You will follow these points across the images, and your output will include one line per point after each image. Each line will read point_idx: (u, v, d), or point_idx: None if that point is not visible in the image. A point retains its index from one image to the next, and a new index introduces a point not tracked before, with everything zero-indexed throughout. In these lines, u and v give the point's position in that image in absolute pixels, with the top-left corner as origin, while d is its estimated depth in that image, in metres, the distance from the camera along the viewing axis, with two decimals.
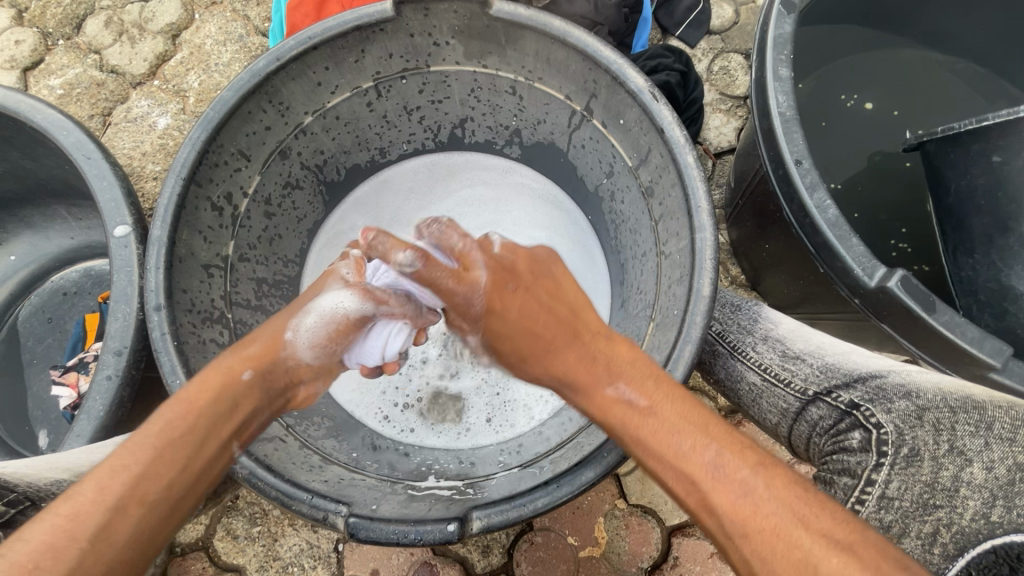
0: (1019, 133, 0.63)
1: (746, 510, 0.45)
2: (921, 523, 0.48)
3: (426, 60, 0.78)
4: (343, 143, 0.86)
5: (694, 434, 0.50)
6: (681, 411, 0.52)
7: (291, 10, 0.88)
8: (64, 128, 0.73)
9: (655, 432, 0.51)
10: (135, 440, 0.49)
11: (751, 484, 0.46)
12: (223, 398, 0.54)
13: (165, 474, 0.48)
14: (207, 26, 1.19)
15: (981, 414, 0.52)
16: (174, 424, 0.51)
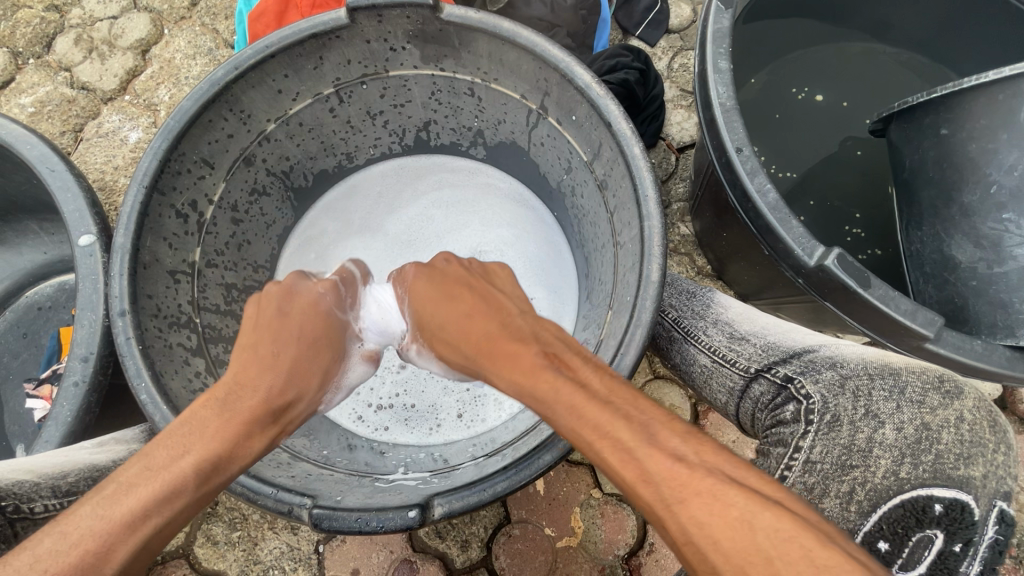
0: (964, 106, 0.65)
1: (689, 479, 0.40)
2: (839, 483, 0.51)
3: (384, 65, 0.80)
4: (309, 149, 0.88)
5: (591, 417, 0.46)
6: (608, 388, 0.49)
7: (253, 21, 0.89)
8: (28, 142, 0.75)
9: (583, 409, 0.47)
10: (157, 456, 0.48)
11: (686, 454, 0.42)
12: (247, 391, 0.56)
13: (181, 467, 0.47)
14: (176, 40, 1.21)
15: (896, 380, 0.55)
16: (196, 428, 0.51)
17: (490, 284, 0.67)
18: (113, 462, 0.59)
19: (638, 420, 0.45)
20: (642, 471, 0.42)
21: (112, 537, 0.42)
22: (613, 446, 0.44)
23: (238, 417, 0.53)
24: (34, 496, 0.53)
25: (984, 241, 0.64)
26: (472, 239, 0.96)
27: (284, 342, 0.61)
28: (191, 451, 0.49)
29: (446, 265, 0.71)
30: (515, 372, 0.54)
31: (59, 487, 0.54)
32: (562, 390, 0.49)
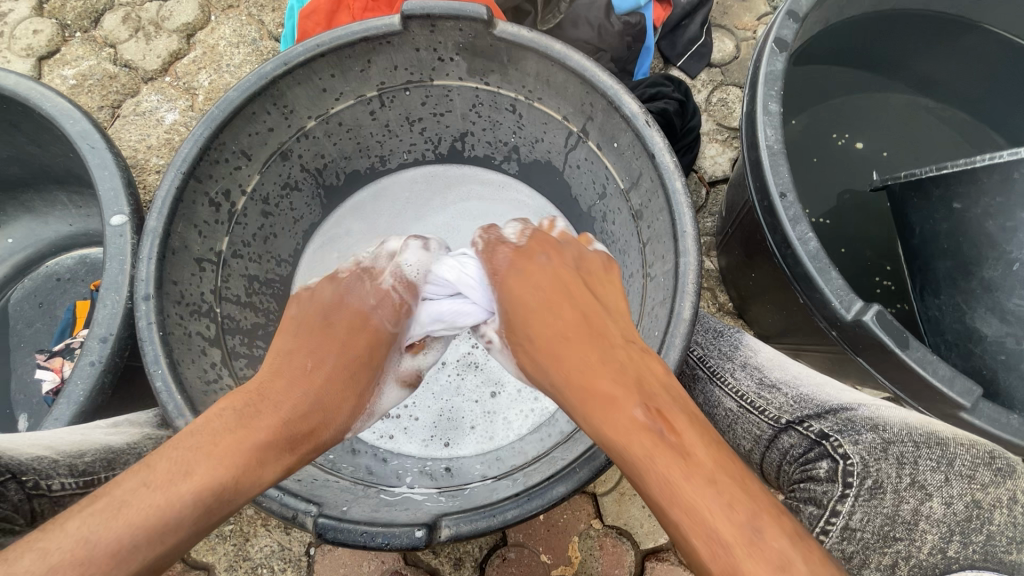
0: (978, 183, 0.64)
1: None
2: (880, 555, 0.50)
3: (430, 74, 0.80)
4: (345, 148, 0.88)
5: (670, 471, 0.47)
6: (715, 457, 0.48)
7: (303, 18, 0.88)
8: (71, 116, 0.74)
9: (667, 461, 0.48)
10: (174, 465, 0.48)
11: (791, 558, 0.42)
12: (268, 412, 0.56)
13: (176, 493, 0.46)
14: (222, 28, 1.22)
15: (944, 450, 0.54)
16: (206, 444, 0.51)
17: (585, 289, 0.70)
18: (127, 446, 0.60)
19: (721, 486, 0.46)
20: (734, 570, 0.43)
21: (98, 567, 0.42)
22: (706, 535, 0.44)
23: (270, 443, 0.54)
24: (52, 474, 0.52)
25: (1009, 316, 0.63)
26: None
27: (322, 352, 0.66)
28: (198, 494, 0.47)
29: (544, 263, 0.73)
30: (584, 402, 0.57)
31: (76, 467, 0.54)
32: (648, 437, 0.50)
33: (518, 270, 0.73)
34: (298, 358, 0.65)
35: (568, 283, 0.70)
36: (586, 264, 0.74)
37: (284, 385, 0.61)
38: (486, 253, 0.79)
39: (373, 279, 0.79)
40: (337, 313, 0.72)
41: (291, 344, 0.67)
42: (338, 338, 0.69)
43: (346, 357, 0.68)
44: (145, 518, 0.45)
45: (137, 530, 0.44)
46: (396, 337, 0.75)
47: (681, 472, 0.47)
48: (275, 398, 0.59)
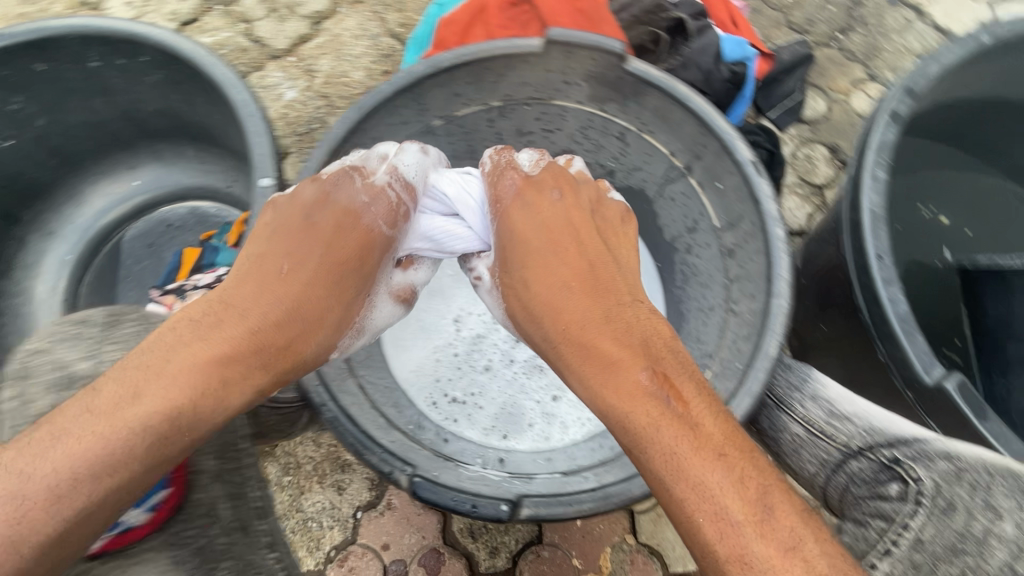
0: None
1: (789, 559, 0.46)
2: (949, 565, 0.51)
3: (552, 94, 0.87)
4: (457, 149, 0.95)
5: (644, 411, 0.55)
6: (726, 431, 0.54)
7: (441, 26, 0.94)
8: (235, 86, 0.83)
9: (647, 405, 0.56)
10: (118, 392, 0.50)
11: (802, 538, 0.47)
12: (229, 328, 0.60)
13: (129, 415, 0.48)
14: (348, 20, 1.32)
15: (1018, 480, 0.55)
16: (154, 373, 0.52)
17: (579, 244, 0.77)
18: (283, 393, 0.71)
19: (705, 437, 0.52)
20: (745, 550, 0.46)
21: (52, 496, 0.44)
22: (711, 510, 0.49)
23: (230, 360, 0.57)
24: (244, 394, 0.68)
25: None
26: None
27: (293, 261, 0.69)
28: (150, 417, 0.49)
29: (559, 199, 0.80)
30: (586, 361, 0.63)
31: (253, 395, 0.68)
32: (632, 380, 0.58)
33: (524, 220, 0.78)
34: (271, 261, 0.69)
35: (583, 226, 0.78)
36: (600, 213, 0.82)
37: (250, 299, 0.64)
38: (491, 181, 0.84)
39: (361, 174, 0.77)
40: (326, 211, 0.74)
41: (262, 248, 0.70)
42: (321, 246, 0.72)
43: (331, 260, 0.72)
44: (94, 450, 0.46)
45: (85, 457, 0.46)
46: (390, 239, 0.78)
47: (652, 404, 0.56)
48: (239, 313, 0.62)
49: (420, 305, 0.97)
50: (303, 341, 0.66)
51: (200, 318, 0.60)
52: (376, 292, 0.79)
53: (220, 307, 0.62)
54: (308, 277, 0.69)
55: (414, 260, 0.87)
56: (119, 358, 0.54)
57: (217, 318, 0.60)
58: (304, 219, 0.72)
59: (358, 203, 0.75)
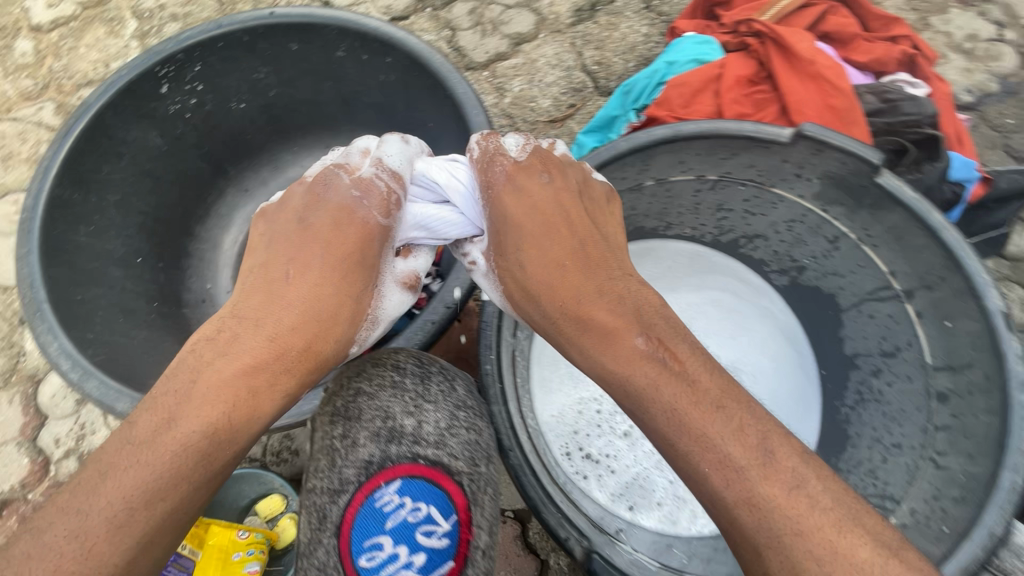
0: None
1: (801, 502, 0.49)
2: None
3: (775, 181, 0.84)
4: (652, 209, 0.94)
5: (688, 423, 0.53)
6: (721, 386, 0.55)
7: (670, 86, 0.93)
8: (475, 108, 0.84)
9: (701, 416, 0.53)
10: (137, 428, 0.54)
11: (804, 477, 0.50)
12: (239, 339, 0.59)
13: (172, 442, 0.52)
14: (546, 47, 1.35)
15: None
16: (183, 400, 0.55)
17: (585, 243, 0.67)
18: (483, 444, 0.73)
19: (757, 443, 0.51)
20: (753, 492, 0.50)
21: (106, 537, 0.49)
22: (719, 461, 0.51)
23: (254, 369, 0.58)
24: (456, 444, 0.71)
25: None
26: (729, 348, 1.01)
27: (302, 259, 0.66)
28: (190, 441, 0.53)
29: (548, 182, 0.71)
30: (590, 341, 0.60)
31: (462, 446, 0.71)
32: (668, 384, 0.55)
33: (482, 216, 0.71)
34: (274, 268, 0.66)
35: (562, 222, 0.68)
36: (596, 201, 0.72)
37: (263, 306, 0.62)
38: (480, 172, 0.74)
39: (346, 171, 0.73)
40: (323, 211, 0.69)
41: (274, 253, 0.67)
42: (322, 245, 0.67)
43: (335, 257, 0.66)
44: (146, 476, 0.51)
45: (141, 485, 0.51)
46: (388, 227, 0.72)
47: (706, 417, 0.53)
48: (255, 321, 0.61)
49: None
50: (331, 331, 0.64)
51: (215, 330, 0.60)
52: (383, 279, 0.72)
53: (231, 315, 0.62)
54: (286, 259, 0.66)
55: (414, 246, 0.78)
56: (161, 393, 0.55)
57: (218, 326, 0.61)
58: (300, 224, 0.68)
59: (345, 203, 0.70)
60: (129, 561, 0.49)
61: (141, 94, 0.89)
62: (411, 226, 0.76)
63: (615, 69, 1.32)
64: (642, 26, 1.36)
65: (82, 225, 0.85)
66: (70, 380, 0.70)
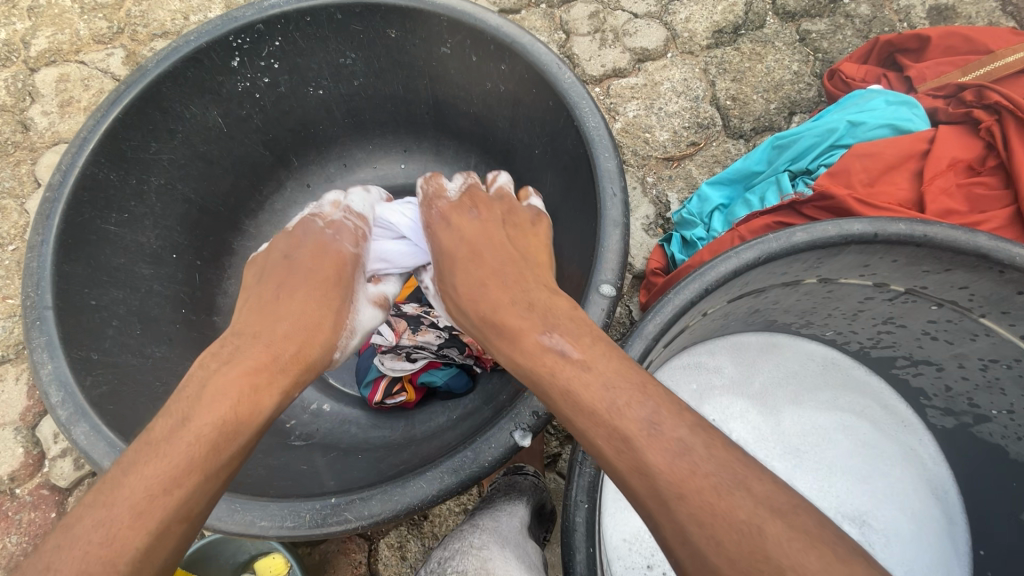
0: None
1: (682, 469, 0.40)
2: None
3: (990, 312, 0.62)
4: (798, 307, 0.73)
5: (592, 401, 0.46)
6: (615, 369, 0.47)
7: (853, 157, 0.74)
8: (607, 150, 0.65)
9: (593, 394, 0.46)
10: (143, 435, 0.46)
11: (690, 445, 0.42)
12: (249, 340, 0.55)
13: (181, 437, 0.45)
14: (673, 70, 1.14)
15: None
16: (187, 399, 0.48)
17: (520, 253, 0.64)
18: None
19: (642, 407, 0.44)
20: (640, 463, 0.42)
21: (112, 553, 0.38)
22: (609, 435, 0.44)
23: (258, 366, 0.52)
24: None
25: None
26: (860, 492, 0.80)
27: (294, 279, 0.64)
28: (203, 432, 0.46)
29: (473, 220, 0.69)
30: (505, 350, 0.55)
31: None
32: (568, 370, 0.49)
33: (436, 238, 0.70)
34: (265, 294, 0.62)
35: (491, 232, 0.67)
36: (517, 224, 0.70)
37: (261, 323, 0.58)
38: (425, 208, 0.74)
39: (320, 218, 0.73)
40: (303, 249, 0.68)
41: (260, 279, 0.66)
42: (313, 268, 0.66)
43: (317, 278, 0.65)
44: (161, 469, 0.43)
45: (153, 487, 0.42)
46: (359, 258, 0.72)
47: (595, 383, 0.47)
48: (256, 329, 0.57)
49: None
50: (326, 336, 0.60)
51: (219, 342, 0.55)
52: (359, 297, 0.69)
53: (233, 331, 0.57)
54: (274, 284, 0.64)
55: (383, 274, 0.76)
56: (168, 402, 0.49)
57: (225, 338, 0.56)
58: (287, 263, 0.66)
59: (320, 236, 0.70)
60: None
61: (207, 65, 0.75)
62: (378, 256, 0.75)
63: (752, 108, 1.11)
64: (792, 62, 1.13)
65: (115, 212, 0.72)
66: (58, 418, 0.56)
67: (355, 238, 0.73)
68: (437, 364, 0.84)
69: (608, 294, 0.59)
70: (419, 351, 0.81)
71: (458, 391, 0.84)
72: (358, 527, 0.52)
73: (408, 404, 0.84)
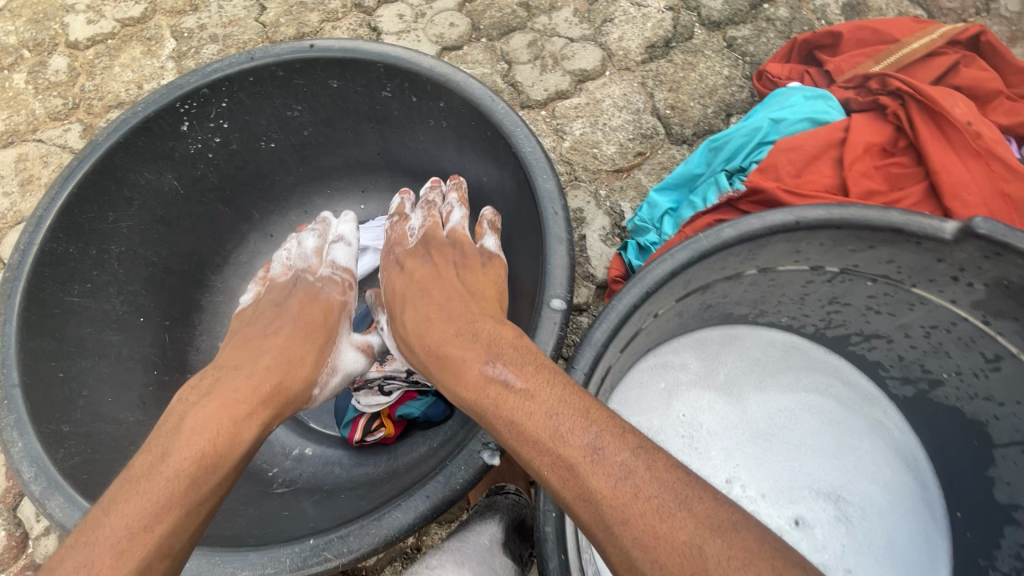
0: None
1: (624, 491, 0.44)
2: None
3: (918, 281, 0.66)
4: (747, 297, 0.77)
5: (543, 429, 0.49)
6: (560, 396, 0.50)
7: (779, 150, 0.79)
8: (545, 171, 0.69)
9: (539, 425, 0.49)
10: (128, 473, 0.50)
11: (632, 467, 0.45)
12: (227, 377, 0.59)
13: (159, 475, 0.49)
14: (613, 86, 1.20)
15: None
16: (170, 433, 0.53)
17: (472, 285, 0.66)
18: None
19: (586, 436, 0.47)
20: (582, 488, 0.45)
21: None
22: (554, 463, 0.47)
23: (233, 401, 0.56)
24: None
25: None
26: (833, 469, 0.82)
27: (278, 319, 0.68)
28: (182, 467, 0.50)
29: (428, 259, 0.71)
30: (452, 380, 0.56)
31: None
32: (514, 399, 0.51)
33: (397, 279, 0.71)
34: (250, 334, 0.67)
35: (444, 266, 0.69)
36: (468, 262, 0.70)
37: (244, 358, 0.62)
38: (389, 252, 0.77)
39: (310, 273, 0.76)
40: (293, 299, 0.72)
41: (249, 322, 0.70)
42: (295, 307, 0.70)
43: (300, 318, 0.69)
44: (143, 505, 0.47)
45: (135, 523, 0.46)
46: (347, 307, 0.75)
47: (544, 418, 0.49)
48: (236, 365, 0.61)
49: None
50: (305, 369, 0.64)
51: (203, 378, 0.60)
52: (341, 338, 0.72)
53: (216, 367, 0.62)
54: (260, 325, 0.68)
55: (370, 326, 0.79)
56: (151, 440, 0.53)
57: (209, 375, 0.60)
58: (274, 304, 0.71)
59: (298, 282, 0.75)
60: None
61: (157, 132, 0.78)
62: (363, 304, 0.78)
63: (691, 114, 1.16)
64: (723, 67, 1.19)
65: (76, 282, 0.74)
66: (31, 493, 0.56)
67: (332, 282, 0.76)
68: (413, 395, 0.84)
69: (559, 309, 0.62)
70: (390, 381, 0.83)
71: (437, 418, 0.84)
72: (338, 565, 0.53)
73: (388, 439, 0.85)
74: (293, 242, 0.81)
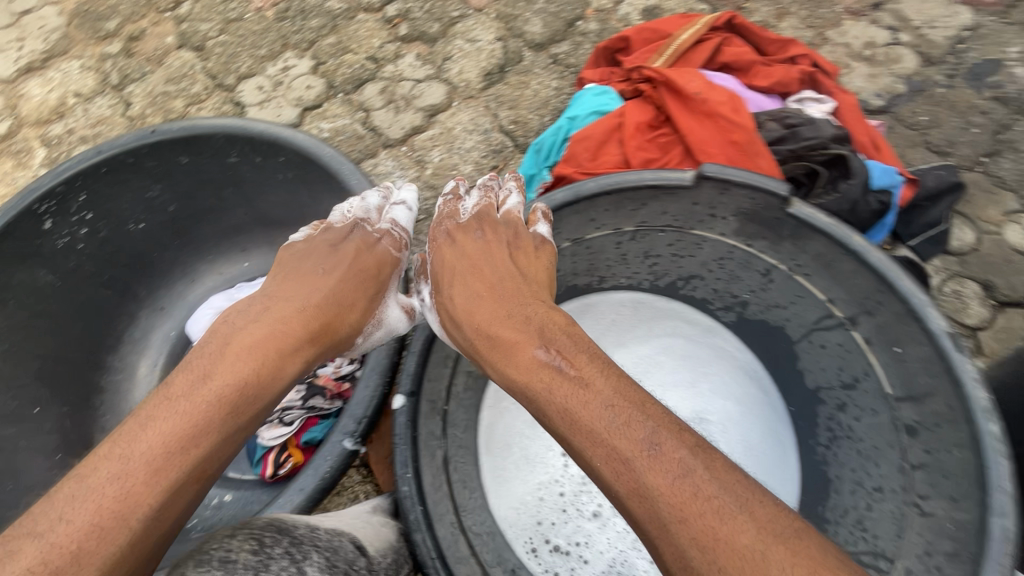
0: None
1: (684, 491, 0.45)
2: None
3: (693, 224, 0.80)
4: (577, 267, 0.89)
5: (604, 419, 0.50)
6: (613, 386, 0.53)
7: (574, 141, 0.91)
8: (371, 200, 0.81)
9: (592, 414, 0.51)
10: (178, 393, 0.55)
11: (691, 466, 0.46)
12: (264, 313, 0.63)
13: (203, 402, 0.54)
14: (461, 114, 1.34)
15: None
16: (216, 358, 0.58)
17: (518, 263, 0.67)
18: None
19: (640, 427, 0.49)
20: (640, 483, 0.47)
21: (136, 489, 0.49)
22: (608, 453, 0.49)
23: (276, 339, 0.60)
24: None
25: None
26: (687, 401, 0.94)
27: (320, 258, 0.70)
28: (222, 398, 0.55)
29: (480, 238, 0.70)
30: (498, 357, 0.59)
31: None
32: (563, 385, 0.53)
33: (441, 257, 0.70)
34: (298, 268, 0.69)
35: (497, 246, 0.69)
36: (522, 242, 0.70)
37: (292, 289, 0.65)
38: (439, 222, 0.75)
39: (369, 223, 0.76)
40: (348, 244, 0.72)
41: (283, 253, 0.71)
42: (338, 249, 0.71)
43: (354, 266, 0.70)
44: (181, 427, 0.53)
45: (172, 437, 0.52)
46: (399, 264, 0.76)
47: (601, 410, 0.51)
48: (274, 294, 0.65)
49: (525, 431, 0.89)
50: (350, 317, 0.67)
51: (243, 306, 0.64)
52: (386, 295, 0.73)
53: (254, 297, 0.65)
54: (309, 256, 0.70)
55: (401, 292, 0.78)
56: (195, 360, 0.58)
57: (249, 308, 0.64)
58: (327, 242, 0.72)
59: (341, 229, 0.74)
60: (147, 523, 0.48)
61: (20, 235, 0.85)
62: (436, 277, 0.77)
63: (532, 125, 1.32)
64: (552, 80, 1.36)
65: None
66: None
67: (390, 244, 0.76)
68: (315, 421, 0.92)
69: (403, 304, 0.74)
70: (289, 413, 0.90)
71: None
72: None
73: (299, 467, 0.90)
74: (358, 195, 0.78)
